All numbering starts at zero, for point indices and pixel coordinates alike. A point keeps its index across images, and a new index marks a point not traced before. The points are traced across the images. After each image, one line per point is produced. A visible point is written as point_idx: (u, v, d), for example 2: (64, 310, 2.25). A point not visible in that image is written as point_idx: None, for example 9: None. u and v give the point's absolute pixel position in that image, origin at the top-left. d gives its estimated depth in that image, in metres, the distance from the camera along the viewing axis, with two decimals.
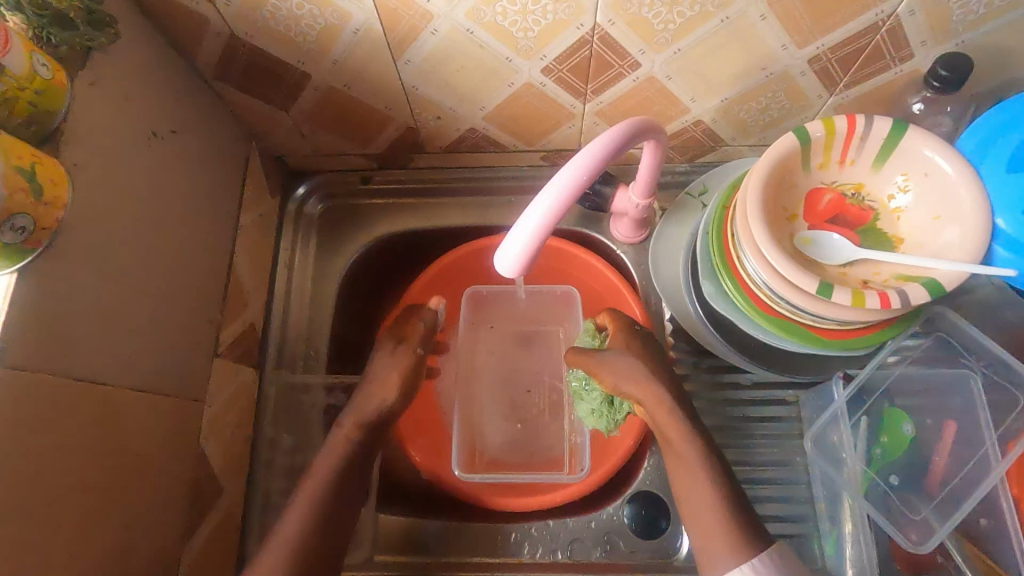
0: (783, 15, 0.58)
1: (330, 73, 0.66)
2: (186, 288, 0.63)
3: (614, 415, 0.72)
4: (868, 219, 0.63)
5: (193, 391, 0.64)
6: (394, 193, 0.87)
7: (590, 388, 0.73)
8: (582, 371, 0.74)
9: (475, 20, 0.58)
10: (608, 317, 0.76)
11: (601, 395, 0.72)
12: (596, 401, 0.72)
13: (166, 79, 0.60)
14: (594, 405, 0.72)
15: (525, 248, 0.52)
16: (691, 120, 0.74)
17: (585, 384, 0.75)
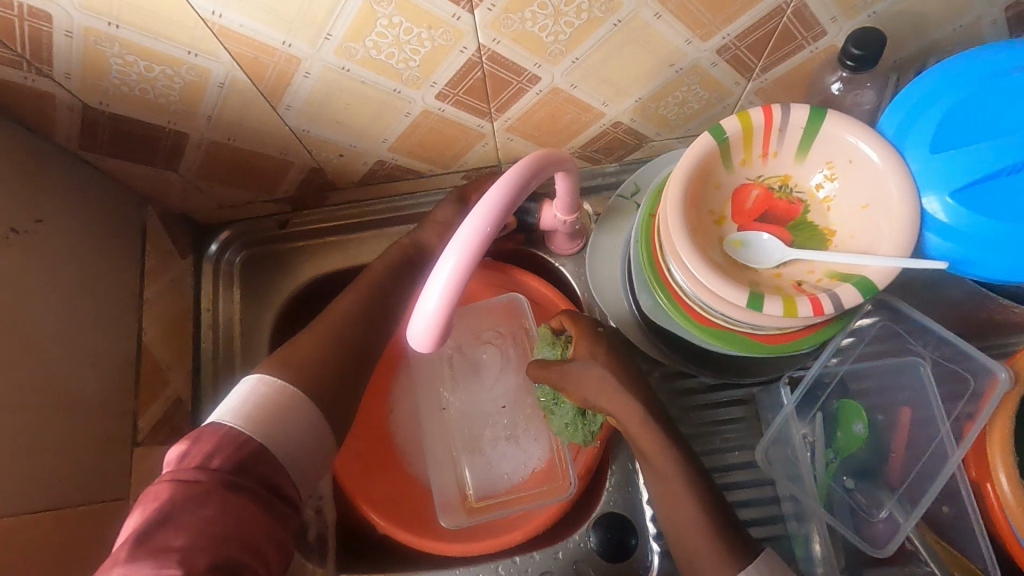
0: (679, 11, 0.53)
1: (207, 128, 0.61)
2: (86, 384, 0.59)
3: (591, 427, 0.68)
4: (798, 213, 0.60)
5: (113, 490, 0.60)
6: (316, 233, 0.82)
7: (559, 403, 0.69)
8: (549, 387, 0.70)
9: (347, 58, 0.53)
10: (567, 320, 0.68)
11: (572, 408, 0.68)
12: (568, 415, 0.68)
13: (17, 165, 0.55)
14: (566, 419, 0.68)
15: (435, 322, 0.47)
16: (608, 122, 0.70)
17: (553, 398, 0.70)
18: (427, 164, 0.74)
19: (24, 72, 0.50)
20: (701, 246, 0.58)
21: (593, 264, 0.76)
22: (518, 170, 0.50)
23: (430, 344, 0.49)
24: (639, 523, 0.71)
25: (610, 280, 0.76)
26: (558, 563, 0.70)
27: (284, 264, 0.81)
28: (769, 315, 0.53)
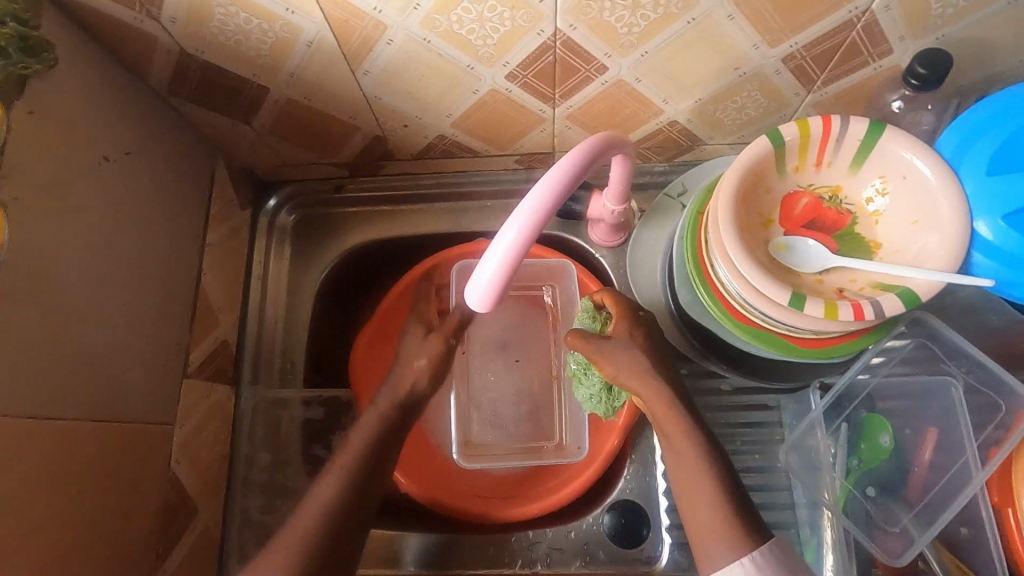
0: (752, 15, 0.55)
1: (287, 85, 0.64)
2: (150, 312, 0.62)
3: (614, 402, 0.70)
4: (846, 224, 0.61)
5: (162, 415, 0.63)
6: (368, 200, 0.85)
7: (588, 373, 0.70)
8: (581, 356, 0.70)
9: (430, 30, 0.56)
10: (607, 297, 0.70)
11: (600, 381, 0.69)
12: (595, 386, 0.69)
13: (113, 99, 0.58)
14: (592, 390, 0.70)
15: (493, 283, 0.50)
16: (665, 121, 0.71)
17: (583, 368, 0.71)
18: (485, 144, 0.76)
19: (135, 13, 0.53)
20: (748, 245, 0.59)
21: (633, 259, 0.78)
22: (582, 149, 0.51)
23: (485, 305, 0.52)
24: (652, 513, 0.73)
25: (649, 276, 0.77)
26: (569, 542, 0.72)
27: (335, 227, 0.84)
28: (809, 317, 0.55)
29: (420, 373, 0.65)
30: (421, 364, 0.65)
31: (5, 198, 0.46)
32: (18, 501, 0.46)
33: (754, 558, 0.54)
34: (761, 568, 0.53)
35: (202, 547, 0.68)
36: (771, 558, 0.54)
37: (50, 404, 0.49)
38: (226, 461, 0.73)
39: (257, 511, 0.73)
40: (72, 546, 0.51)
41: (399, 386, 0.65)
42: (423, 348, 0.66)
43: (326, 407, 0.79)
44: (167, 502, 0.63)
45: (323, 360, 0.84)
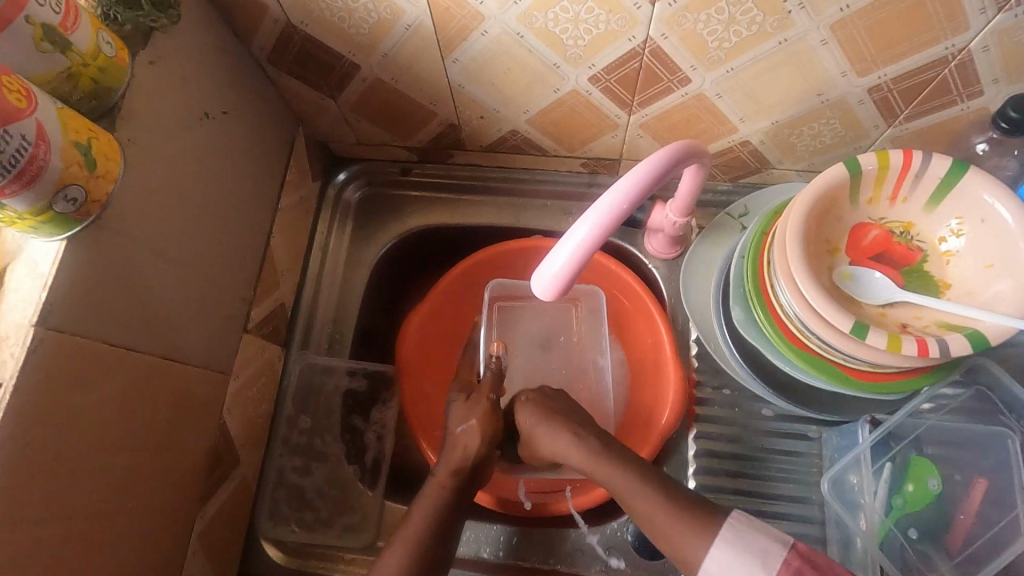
0: (846, 42, 0.55)
1: (378, 66, 0.67)
2: (224, 264, 0.65)
3: None
4: (916, 260, 0.60)
5: (222, 364, 0.66)
6: (432, 186, 0.87)
7: None
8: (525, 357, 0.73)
9: (525, 25, 0.58)
10: None
11: None
12: None
13: (220, 59, 0.61)
14: None
15: (562, 272, 0.51)
16: (738, 140, 0.72)
17: None
18: (555, 144, 0.78)
19: None
20: (814, 270, 0.59)
21: (687, 273, 0.78)
22: (663, 156, 0.52)
23: (549, 294, 0.53)
24: None
25: (702, 292, 0.77)
26: (593, 545, 0.72)
27: (397, 208, 0.87)
28: (871, 347, 0.54)
29: (472, 438, 0.66)
30: (468, 427, 0.67)
31: (121, 138, 0.49)
32: (96, 420, 0.48)
33: (720, 542, 0.54)
34: (730, 547, 0.53)
35: (239, 498, 0.70)
36: (734, 537, 0.54)
37: (132, 335, 0.52)
38: (270, 419, 0.76)
39: (292, 470, 0.75)
40: (133, 473, 0.53)
41: (456, 450, 0.66)
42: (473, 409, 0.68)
43: (369, 379, 0.81)
44: (215, 448, 0.65)
45: (370, 335, 0.86)
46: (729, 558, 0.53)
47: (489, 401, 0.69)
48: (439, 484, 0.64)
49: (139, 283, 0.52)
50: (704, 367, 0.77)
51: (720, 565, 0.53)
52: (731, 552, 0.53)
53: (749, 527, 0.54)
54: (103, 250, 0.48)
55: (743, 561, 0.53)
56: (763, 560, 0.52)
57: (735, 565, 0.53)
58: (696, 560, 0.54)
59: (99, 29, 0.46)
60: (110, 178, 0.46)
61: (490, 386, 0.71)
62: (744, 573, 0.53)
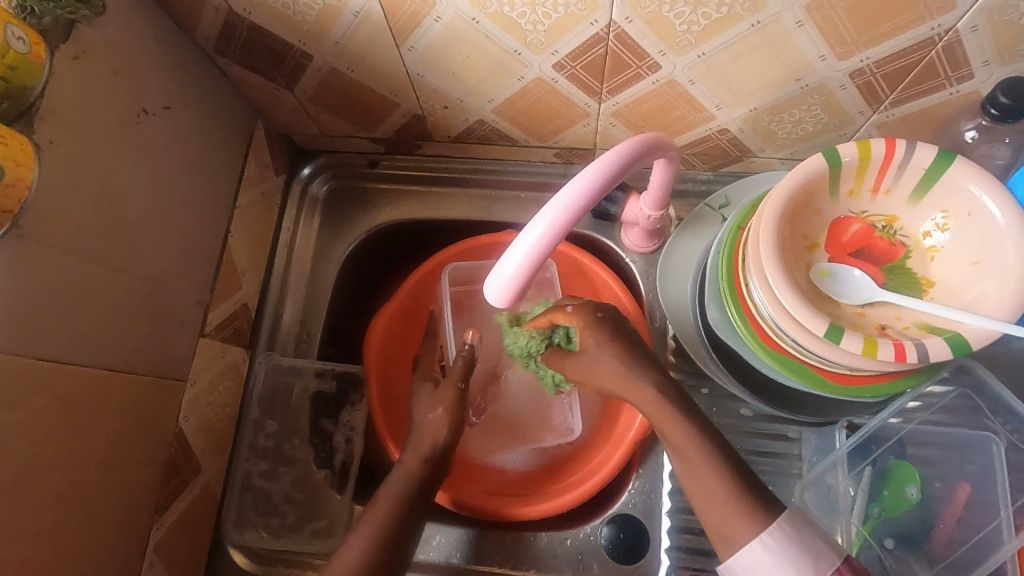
0: (823, 23, 0.51)
1: (331, 54, 0.63)
2: (175, 268, 0.62)
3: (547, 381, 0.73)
4: (898, 257, 0.57)
5: (176, 371, 0.63)
6: (401, 179, 0.84)
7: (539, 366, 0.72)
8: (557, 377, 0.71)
9: (480, 10, 0.54)
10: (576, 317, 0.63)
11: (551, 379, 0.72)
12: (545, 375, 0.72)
13: (158, 51, 0.58)
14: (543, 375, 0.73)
15: (515, 278, 0.47)
16: (715, 128, 0.68)
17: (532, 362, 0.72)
18: (525, 134, 0.74)
19: None
20: (788, 267, 0.56)
21: (664, 269, 0.75)
22: (621, 151, 0.47)
23: (502, 302, 0.49)
24: (653, 534, 0.70)
25: (680, 287, 0.74)
26: (565, 549, 0.70)
27: (365, 202, 0.84)
28: (845, 351, 0.51)
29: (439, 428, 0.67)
30: (438, 415, 0.68)
31: (41, 140, 0.46)
32: (27, 437, 0.46)
33: (772, 534, 0.51)
34: (778, 542, 0.50)
35: (202, 505, 0.68)
36: (788, 533, 0.51)
37: (66, 347, 0.49)
38: (234, 423, 0.74)
39: (258, 475, 0.73)
40: (73, 490, 0.51)
41: (425, 437, 0.67)
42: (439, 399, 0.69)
43: (339, 380, 0.78)
44: (171, 457, 0.63)
45: (339, 334, 0.83)
46: (776, 552, 0.50)
47: (457, 388, 0.69)
48: (408, 470, 0.65)
49: (72, 292, 0.50)
50: (682, 365, 0.74)
51: (762, 562, 0.50)
52: (783, 545, 0.50)
53: (801, 527, 0.51)
54: (23, 262, 0.45)
55: (795, 559, 0.50)
56: (814, 566, 0.49)
57: (777, 559, 0.50)
58: (738, 544, 0.52)
59: (8, 23, 0.43)
60: (24, 185, 0.43)
61: (459, 374, 0.70)
62: (792, 572, 0.49)
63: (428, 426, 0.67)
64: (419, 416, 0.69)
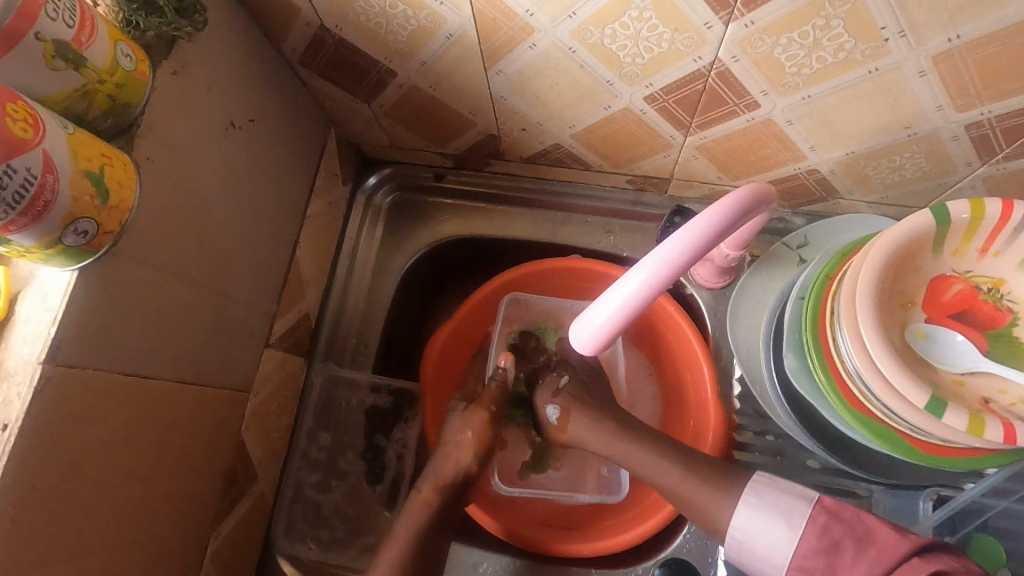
0: (948, 74, 0.48)
1: (415, 73, 0.62)
2: (247, 280, 0.62)
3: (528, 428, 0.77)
4: (1003, 323, 0.53)
5: (241, 382, 0.63)
6: (466, 195, 0.83)
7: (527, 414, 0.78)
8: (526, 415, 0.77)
9: (579, 40, 0.52)
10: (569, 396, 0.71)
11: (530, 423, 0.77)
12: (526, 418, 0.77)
13: (247, 63, 0.57)
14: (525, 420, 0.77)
15: (604, 329, 0.48)
16: (805, 167, 0.65)
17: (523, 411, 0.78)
18: (601, 159, 0.72)
19: None
20: (884, 324, 0.53)
21: (735, 307, 0.73)
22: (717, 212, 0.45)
23: (588, 349, 0.50)
24: None
25: (751, 329, 0.72)
26: None
27: (428, 215, 0.83)
28: (947, 427, 0.49)
29: (464, 451, 0.67)
30: (464, 441, 0.68)
31: (139, 157, 0.46)
32: (109, 452, 0.47)
33: (746, 501, 0.56)
34: (753, 508, 0.55)
35: (256, 514, 0.69)
36: (761, 496, 0.56)
37: (147, 361, 0.50)
38: (289, 431, 0.74)
39: (310, 487, 0.73)
40: (143, 503, 0.51)
41: (447, 463, 0.67)
42: (468, 422, 0.68)
43: (394, 395, 0.78)
44: (231, 468, 0.63)
45: (394, 347, 0.83)
46: (755, 517, 0.55)
47: (489, 411, 0.69)
48: (425, 501, 0.65)
49: (156, 307, 0.50)
50: (746, 409, 0.72)
51: (745, 529, 0.55)
52: (759, 510, 0.55)
53: (771, 489, 0.56)
54: (115, 279, 0.45)
55: (772, 516, 0.54)
56: (789, 519, 0.53)
57: (758, 523, 0.54)
58: (721, 520, 0.57)
59: (118, 40, 0.43)
60: (124, 207, 0.43)
61: (490, 397, 0.70)
62: (774, 529, 0.54)
63: (455, 451, 0.67)
64: (446, 438, 0.69)
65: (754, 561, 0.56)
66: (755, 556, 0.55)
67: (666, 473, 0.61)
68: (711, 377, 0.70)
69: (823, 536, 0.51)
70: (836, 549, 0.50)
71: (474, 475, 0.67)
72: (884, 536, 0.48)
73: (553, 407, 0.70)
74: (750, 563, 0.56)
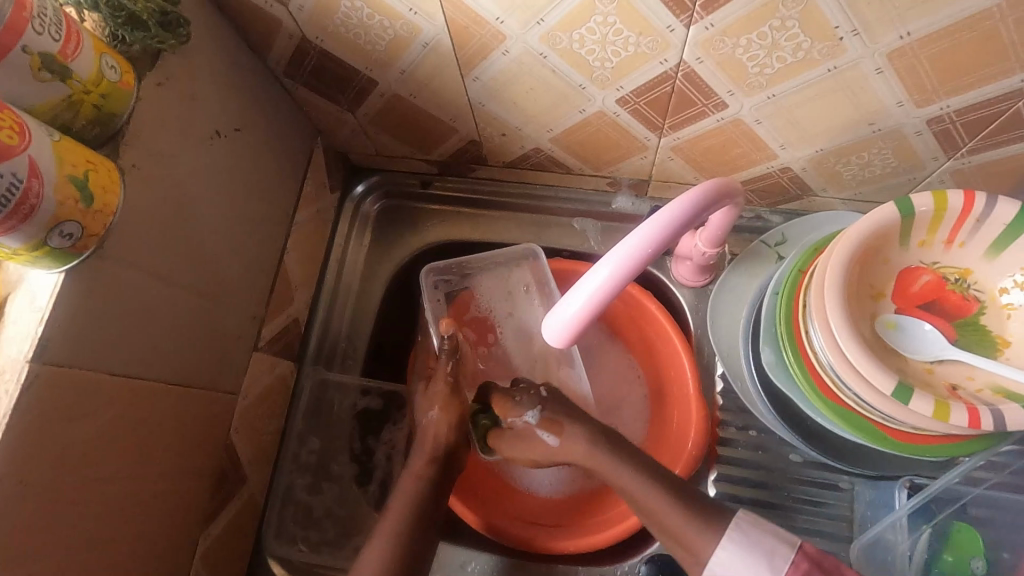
0: (904, 71, 0.50)
1: (396, 81, 0.64)
2: (234, 284, 0.64)
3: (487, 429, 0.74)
4: (970, 312, 0.55)
5: (230, 384, 0.65)
6: (452, 201, 0.85)
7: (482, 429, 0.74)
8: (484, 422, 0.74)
9: (549, 45, 0.54)
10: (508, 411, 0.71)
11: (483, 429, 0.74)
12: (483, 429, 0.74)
13: (231, 75, 0.59)
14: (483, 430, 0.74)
15: (573, 321, 0.52)
16: (777, 166, 0.66)
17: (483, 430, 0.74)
18: (580, 163, 0.74)
19: None
20: (853, 317, 0.54)
21: (715, 304, 0.74)
22: (663, 218, 0.49)
23: (560, 340, 0.55)
24: None
25: (731, 327, 0.73)
26: None
27: (415, 221, 0.85)
28: (915, 413, 0.50)
29: (438, 426, 0.69)
30: (434, 415, 0.69)
31: (125, 164, 0.48)
32: (97, 449, 0.48)
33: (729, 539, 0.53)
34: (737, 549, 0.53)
35: (245, 517, 0.70)
36: (742, 540, 0.53)
37: (134, 362, 0.51)
38: (279, 435, 0.75)
39: (300, 489, 0.75)
40: (131, 501, 0.53)
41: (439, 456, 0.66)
42: (432, 400, 0.71)
43: (384, 398, 0.79)
44: (220, 468, 0.64)
45: (383, 351, 0.84)
46: (736, 560, 0.53)
47: (446, 384, 0.71)
48: (417, 475, 0.66)
49: (143, 310, 0.51)
50: (728, 405, 0.73)
51: (727, 568, 0.53)
52: (740, 554, 0.52)
53: (755, 528, 0.53)
54: (100, 281, 0.46)
55: (750, 562, 0.52)
56: (771, 564, 0.51)
57: (741, 564, 0.52)
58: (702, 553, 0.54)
59: (103, 53, 0.45)
60: (109, 210, 0.45)
61: (446, 369, 0.73)
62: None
63: (431, 427, 0.69)
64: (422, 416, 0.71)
65: None
66: None
67: (644, 464, 0.62)
68: (693, 373, 0.71)
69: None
70: None
71: (455, 444, 0.69)
72: None
73: (532, 412, 0.68)
74: None
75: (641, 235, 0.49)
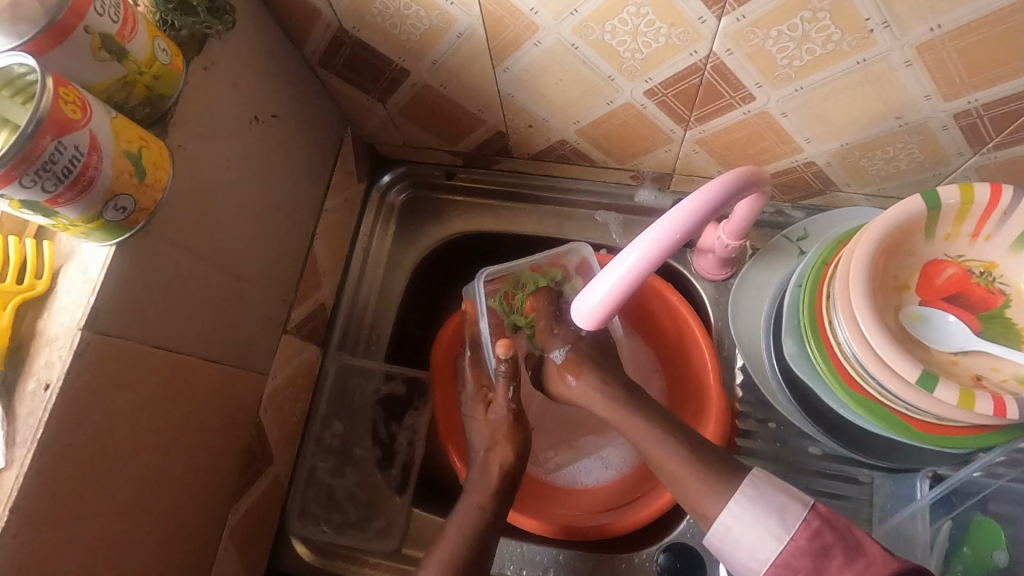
0: (933, 63, 0.50)
1: (428, 71, 0.66)
2: (267, 267, 0.65)
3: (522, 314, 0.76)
4: (995, 305, 0.55)
5: (260, 364, 0.66)
6: (476, 193, 0.86)
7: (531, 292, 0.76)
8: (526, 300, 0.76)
9: (581, 36, 0.55)
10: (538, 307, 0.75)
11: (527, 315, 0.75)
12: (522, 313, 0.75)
13: (269, 62, 0.61)
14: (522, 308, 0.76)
15: (602, 303, 0.54)
16: (802, 160, 0.67)
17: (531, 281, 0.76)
18: (605, 155, 0.75)
19: None
20: (877, 308, 0.55)
21: (737, 297, 0.74)
22: (694, 202, 0.50)
23: (588, 322, 0.56)
24: (708, 565, 0.70)
25: (752, 319, 0.73)
26: (618, 572, 0.70)
27: (438, 212, 0.86)
28: (940, 401, 0.51)
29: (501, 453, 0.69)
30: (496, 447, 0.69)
31: (172, 144, 0.50)
32: (139, 418, 0.50)
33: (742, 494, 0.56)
34: (748, 502, 0.56)
35: (270, 497, 0.71)
36: (753, 495, 0.56)
37: (175, 337, 0.53)
38: (304, 418, 0.77)
39: (323, 471, 0.76)
40: (167, 472, 0.54)
41: None
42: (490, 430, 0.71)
43: (407, 384, 0.81)
44: (249, 446, 0.66)
45: (406, 340, 0.86)
46: (746, 513, 0.56)
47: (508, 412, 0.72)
48: (475, 503, 0.66)
49: (183, 286, 0.53)
50: (748, 398, 0.73)
51: (735, 521, 0.56)
52: (750, 508, 0.56)
53: (769, 485, 0.56)
54: (146, 256, 0.48)
55: (761, 518, 0.55)
56: (780, 518, 0.54)
57: (751, 516, 0.55)
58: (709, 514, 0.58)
59: (155, 36, 0.46)
60: (158, 187, 0.47)
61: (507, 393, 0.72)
62: (760, 532, 0.55)
63: (493, 452, 0.69)
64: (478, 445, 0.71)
65: (733, 552, 0.56)
66: (736, 546, 0.56)
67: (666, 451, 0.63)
68: (714, 365, 0.71)
69: (813, 539, 0.53)
70: (825, 554, 0.52)
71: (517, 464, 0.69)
72: (873, 551, 0.50)
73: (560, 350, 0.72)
74: (726, 552, 0.57)
75: (671, 218, 0.50)
